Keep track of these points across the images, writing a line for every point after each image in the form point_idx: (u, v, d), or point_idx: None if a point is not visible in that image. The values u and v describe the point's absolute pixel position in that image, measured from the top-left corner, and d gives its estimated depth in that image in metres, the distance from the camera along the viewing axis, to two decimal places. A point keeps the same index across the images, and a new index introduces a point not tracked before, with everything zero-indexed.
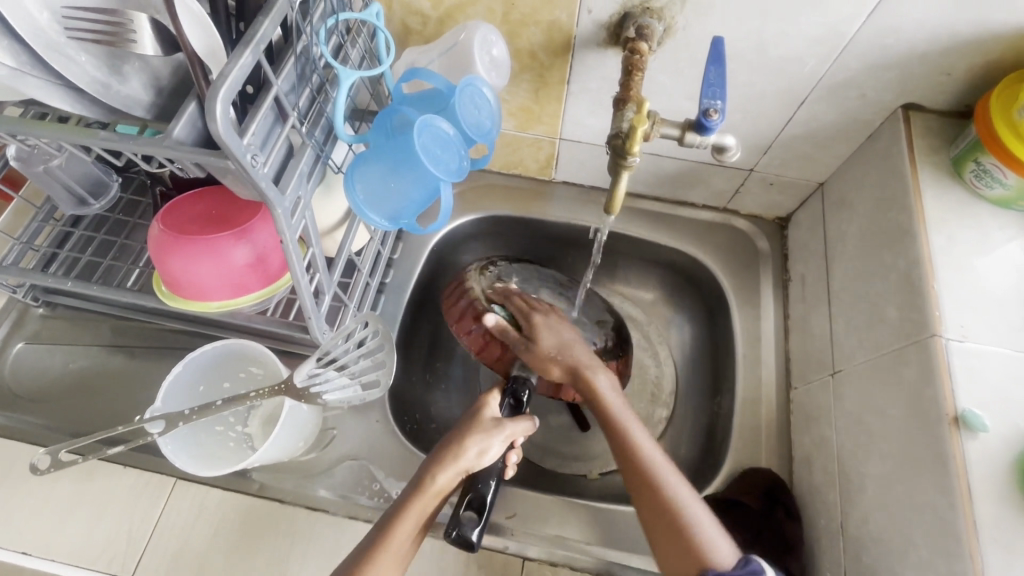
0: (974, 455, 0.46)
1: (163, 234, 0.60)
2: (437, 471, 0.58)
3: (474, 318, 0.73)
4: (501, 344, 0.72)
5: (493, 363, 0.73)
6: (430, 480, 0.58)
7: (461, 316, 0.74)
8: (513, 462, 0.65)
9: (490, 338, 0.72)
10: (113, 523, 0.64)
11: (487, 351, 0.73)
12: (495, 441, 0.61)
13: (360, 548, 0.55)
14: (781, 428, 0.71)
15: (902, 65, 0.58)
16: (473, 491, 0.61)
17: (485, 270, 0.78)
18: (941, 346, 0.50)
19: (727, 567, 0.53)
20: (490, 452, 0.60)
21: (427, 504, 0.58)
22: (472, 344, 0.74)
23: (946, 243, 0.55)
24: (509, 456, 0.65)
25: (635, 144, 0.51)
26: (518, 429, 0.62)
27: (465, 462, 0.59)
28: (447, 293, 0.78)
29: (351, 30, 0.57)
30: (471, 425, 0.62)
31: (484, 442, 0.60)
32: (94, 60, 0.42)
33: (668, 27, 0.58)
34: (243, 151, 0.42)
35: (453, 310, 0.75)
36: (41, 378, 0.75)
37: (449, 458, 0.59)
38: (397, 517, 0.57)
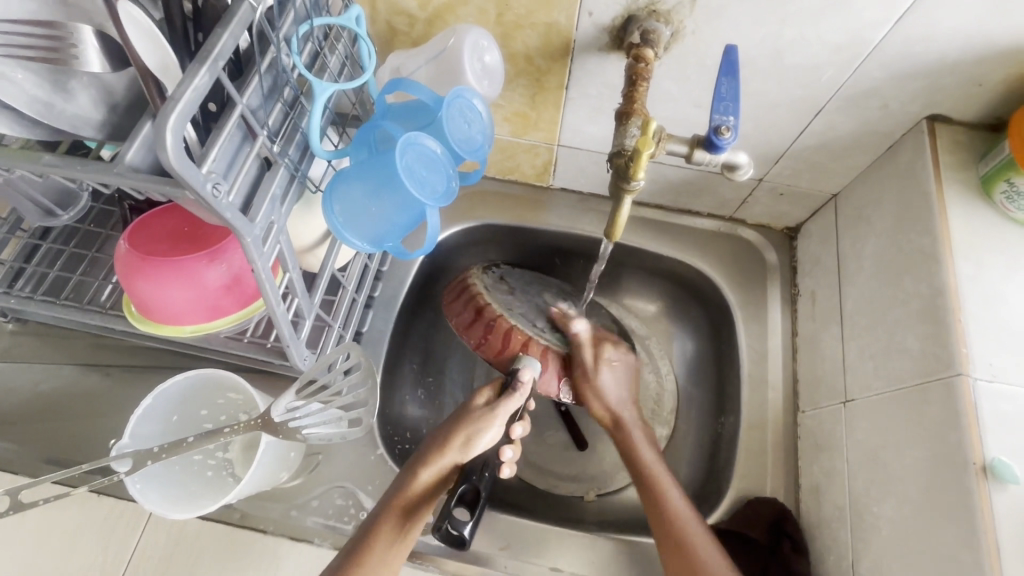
0: (1002, 507, 0.43)
1: (129, 254, 0.55)
2: (423, 466, 0.57)
3: (475, 310, 0.68)
4: (505, 336, 0.66)
5: (494, 359, 0.67)
6: (415, 478, 0.57)
7: (463, 311, 0.69)
8: (507, 457, 0.60)
9: (493, 329, 0.67)
10: (84, 558, 0.61)
11: (489, 345, 0.67)
12: (488, 428, 0.59)
13: (349, 547, 0.53)
14: (788, 453, 0.67)
15: (930, 74, 0.53)
16: (466, 483, 0.58)
17: (488, 270, 0.75)
18: (968, 386, 0.47)
19: None
20: (481, 438, 0.59)
21: (409, 501, 0.56)
22: (472, 338, 0.68)
23: (972, 272, 0.51)
24: (505, 450, 0.60)
25: (640, 169, 0.47)
26: (508, 406, 0.60)
27: (453, 454, 0.58)
28: (447, 293, 0.73)
29: (330, 36, 0.53)
30: (459, 417, 0.61)
31: (476, 429, 0.59)
32: (33, 77, 0.38)
33: (676, 32, 0.53)
34: (203, 181, 0.37)
35: (454, 307, 0.70)
36: (11, 399, 0.71)
37: (437, 449, 0.58)
38: (381, 516, 0.55)
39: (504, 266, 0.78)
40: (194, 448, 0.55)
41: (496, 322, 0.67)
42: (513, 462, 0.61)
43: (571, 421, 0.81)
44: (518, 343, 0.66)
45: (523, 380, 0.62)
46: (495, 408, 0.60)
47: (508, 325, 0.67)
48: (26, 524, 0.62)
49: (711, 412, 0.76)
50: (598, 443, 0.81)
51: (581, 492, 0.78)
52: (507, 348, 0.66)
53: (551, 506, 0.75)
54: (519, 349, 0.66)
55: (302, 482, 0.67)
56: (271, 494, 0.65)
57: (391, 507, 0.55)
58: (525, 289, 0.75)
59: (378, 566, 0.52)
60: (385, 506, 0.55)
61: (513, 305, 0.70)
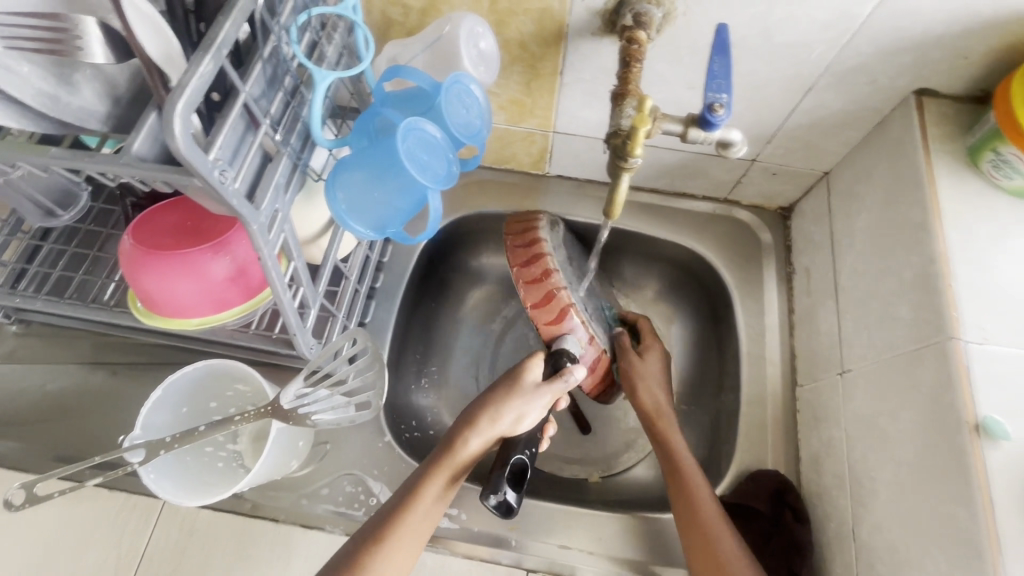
0: (995, 464, 0.45)
1: (133, 249, 0.56)
2: (469, 436, 0.56)
3: (542, 270, 0.66)
4: (563, 311, 0.64)
5: (541, 325, 0.65)
6: (462, 448, 0.56)
7: (527, 264, 0.66)
8: (548, 435, 0.65)
9: (553, 298, 0.65)
10: (98, 552, 0.61)
11: (543, 310, 0.65)
12: (536, 405, 0.58)
13: (394, 502, 0.54)
14: (787, 427, 0.69)
15: (917, 49, 0.54)
16: (516, 455, 0.59)
17: (555, 226, 0.73)
18: (960, 349, 0.48)
19: None
20: (529, 417, 0.58)
21: (455, 467, 0.56)
22: (530, 296, 0.65)
23: (962, 239, 0.53)
24: (547, 429, 0.65)
25: (636, 146, 0.48)
26: (558, 387, 0.59)
27: (502, 427, 0.57)
28: (509, 229, 0.71)
29: (327, 25, 0.53)
30: (510, 389, 0.58)
31: (526, 407, 0.58)
32: (38, 70, 0.38)
33: (668, 13, 0.54)
34: (211, 169, 0.38)
35: (518, 255, 0.67)
36: (17, 400, 0.71)
37: (487, 421, 0.57)
38: (424, 482, 0.55)
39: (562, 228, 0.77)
40: (204, 437, 0.56)
41: (558, 293, 0.65)
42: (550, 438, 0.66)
43: (574, 406, 0.82)
44: (571, 323, 0.65)
45: (574, 377, 0.60)
46: (547, 387, 0.59)
47: (569, 301, 0.65)
48: (39, 520, 0.62)
49: (712, 390, 0.77)
50: (601, 426, 0.83)
51: (585, 474, 0.79)
52: (559, 322, 0.65)
53: (557, 487, 0.76)
54: (569, 330, 0.65)
55: (312, 471, 0.68)
56: (281, 484, 0.66)
57: (434, 473, 0.55)
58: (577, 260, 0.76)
59: (420, 523, 0.54)
60: (428, 471, 0.56)
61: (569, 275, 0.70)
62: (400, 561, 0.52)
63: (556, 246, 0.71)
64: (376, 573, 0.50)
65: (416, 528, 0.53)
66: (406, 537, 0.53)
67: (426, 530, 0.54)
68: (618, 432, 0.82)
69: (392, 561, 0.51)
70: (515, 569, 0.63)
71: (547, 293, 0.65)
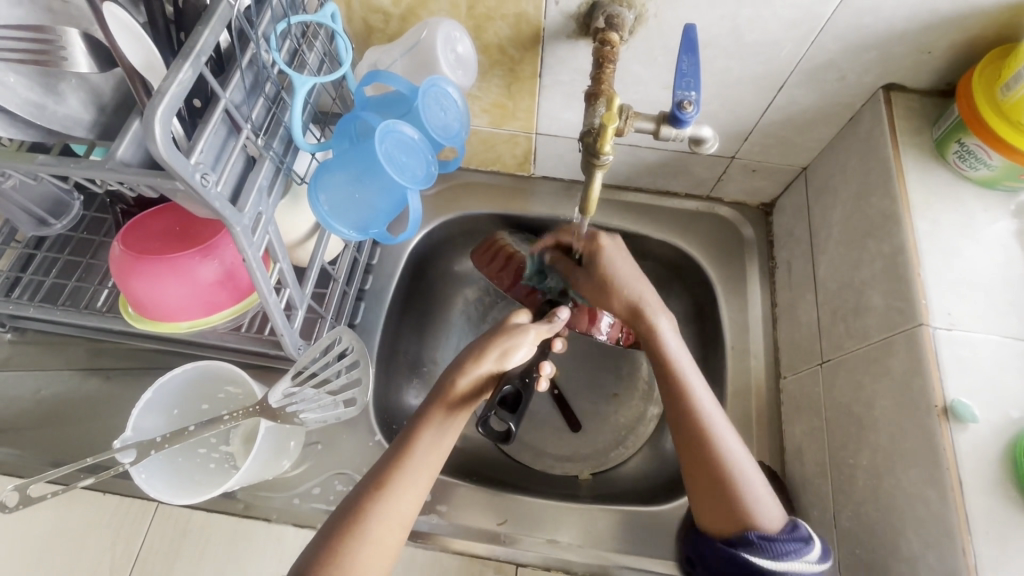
0: (964, 446, 0.46)
1: (123, 254, 0.57)
2: (459, 376, 0.58)
3: (506, 258, 0.78)
4: (535, 277, 0.76)
5: (524, 297, 0.77)
6: (452, 385, 0.58)
7: (493, 259, 0.79)
8: (547, 373, 0.64)
9: (523, 272, 0.77)
10: (92, 554, 0.62)
11: (519, 285, 0.77)
12: (522, 344, 0.60)
13: (393, 447, 0.56)
14: (771, 419, 0.70)
15: (882, 45, 0.56)
16: (509, 385, 0.65)
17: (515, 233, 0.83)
18: (929, 335, 0.49)
19: (773, 532, 0.52)
20: (515, 354, 0.60)
21: (450, 406, 0.57)
22: (505, 281, 0.78)
23: (930, 228, 0.54)
24: (544, 366, 0.63)
25: (607, 143, 0.50)
26: (541, 329, 0.61)
27: (488, 365, 0.59)
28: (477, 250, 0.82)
29: (308, 33, 0.55)
30: (493, 332, 0.62)
31: (511, 343, 0.60)
32: (24, 80, 0.40)
33: (640, 15, 0.56)
34: (192, 171, 0.39)
35: (486, 261, 0.79)
36: (13, 407, 0.72)
37: (473, 358, 0.59)
38: (421, 422, 0.56)
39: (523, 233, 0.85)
40: (194, 436, 0.57)
41: (526, 267, 0.77)
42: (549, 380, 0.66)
43: (563, 403, 0.82)
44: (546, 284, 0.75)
45: (559, 318, 0.64)
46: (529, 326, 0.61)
47: (537, 268, 0.76)
48: (33, 524, 0.63)
49: None
50: (591, 422, 0.84)
51: (575, 471, 0.80)
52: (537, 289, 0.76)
53: (547, 485, 0.77)
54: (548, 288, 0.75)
55: (303, 471, 0.69)
56: (272, 484, 0.67)
57: (431, 413, 0.57)
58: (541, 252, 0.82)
59: (424, 462, 0.55)
60: (424, 413, 0.57)
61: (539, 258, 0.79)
62: (402, 502, 0.52)
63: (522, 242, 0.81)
64: (378, 512, 0.51)
65: (417, 468, 0.54)
66: (408, 479, 0.53)
67: (432, 468, 0.55)
68: (608, 428, 0.83)
69: (395, 503, 0.52)
70: (505, 563, 0.64)
71: (517, 272, 0.77)
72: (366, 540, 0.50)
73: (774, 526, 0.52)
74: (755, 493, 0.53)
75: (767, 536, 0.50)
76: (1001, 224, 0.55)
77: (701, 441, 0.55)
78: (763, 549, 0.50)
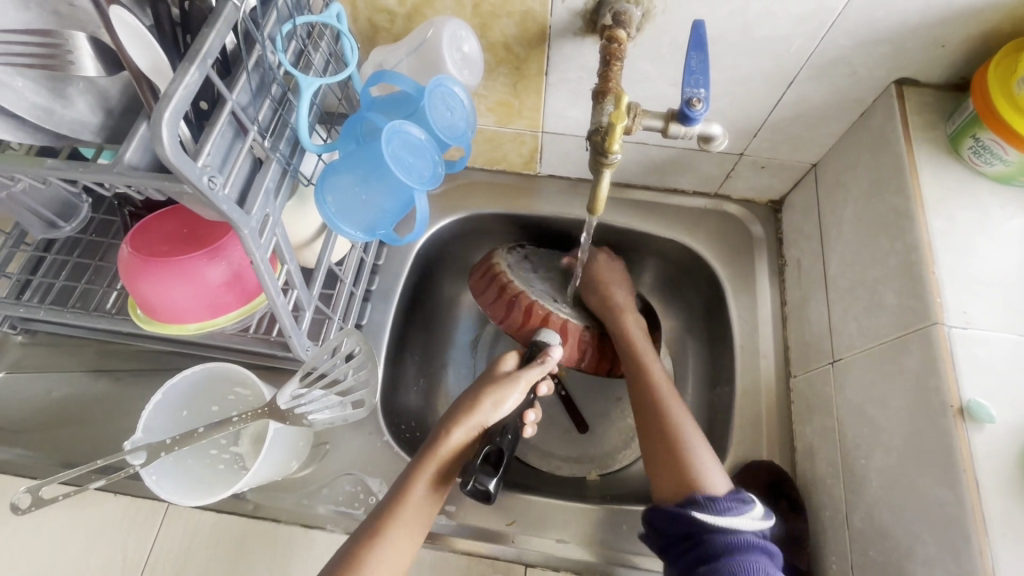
0: (981, 447, 0.45)
1: (132, 257, 0.57)
2: (453, 427, 0.59)
3: (500, 288, 0.75)
4: (528, 309, 0.74)
5: (515, 330, 0.75)
6: (446, 438, 0.58)
7: (487, 289, 0.76)
8: (531, 420, 0.64)
9: (516, 302, 0.74)
10: (105, 554, 0.62)
11: (511, 316, 0.74)
12: (513, 393, 0.61)
13: (382, 505, 0.55)
14: (782, 418, 0.69)
15: (895, 39, 0.55)
16: (490, 444, 0.59)
17: (513, 250, 0.80)
18: (944, 334, 0.48)
19: (719, 491, 0.54)
20: (507, 403, 0.60)
21: (437, 462, 0.57)
22: (496, 313, 0.75)
23: (945, 225, 0.53)
24: (527, 414, 0.64)
25: (615, 142, 0.49)
26: (534, 373, 0.62)
27: (481, 416, 0.59)
28: (473, 272, 0.79)
29: (313, 34, 0.55)
30: (483, 381, 0.62)
31: (503, 392, 0.60)
32: (32, 85, 0.40)
33: (647, 12, 0.55)
34: (199, 175, 0.39)
35: (479, 289, 0.77)
36: (26, 407, 0.73)
37: (463, 413, 0.59)
38: (414, 477, 0.56)
39: (529, 246, 0.83)
40: (204, 438, 0.57)
41: (519, 299, 0.74)
42: (535, 422, 0.65)
43: (571, 404, 0.82)
44: (539, 317, 0.74)
45: (552, 357, 0.64)
46: (519, 375, 0.61)
47: (530, 300, 0.74)
48: (46, 524, 0.64)
49: (708, 384, 0.78)
50: (599, 423, 0.83)
51: (583, 472, 0.80)
52: (528, 321, 0.74)
53: (556, 485, 0.76)
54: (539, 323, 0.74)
55: (312, 472, 0.68)
56: (281, 485, 0.67)
57: (423, 470, 0.56)
58: (546, 267, 0.80)
59: (414, 520, 0.55)
60: (416, 469, 0.57)
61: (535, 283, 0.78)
62: (396, 553, 0.53)
63: (519, 266, 0.78)
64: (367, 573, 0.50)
65: (406, 525, 0.54)
66: (397, 535, 0.53)
67: (423, 526, 0.55)
68: (615, 429, 0.83)
69: (381, 563, 0.51)
70: (514, 564, 0.64)
71: (507, 303, 0.74)
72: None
73: (719, 488, 0.54)
74: (709, 466, 0.56)
75: (711, 496, 0.53)
76: (1016, 220, 0.54)
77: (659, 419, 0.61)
78: (706, 507, 0.52)
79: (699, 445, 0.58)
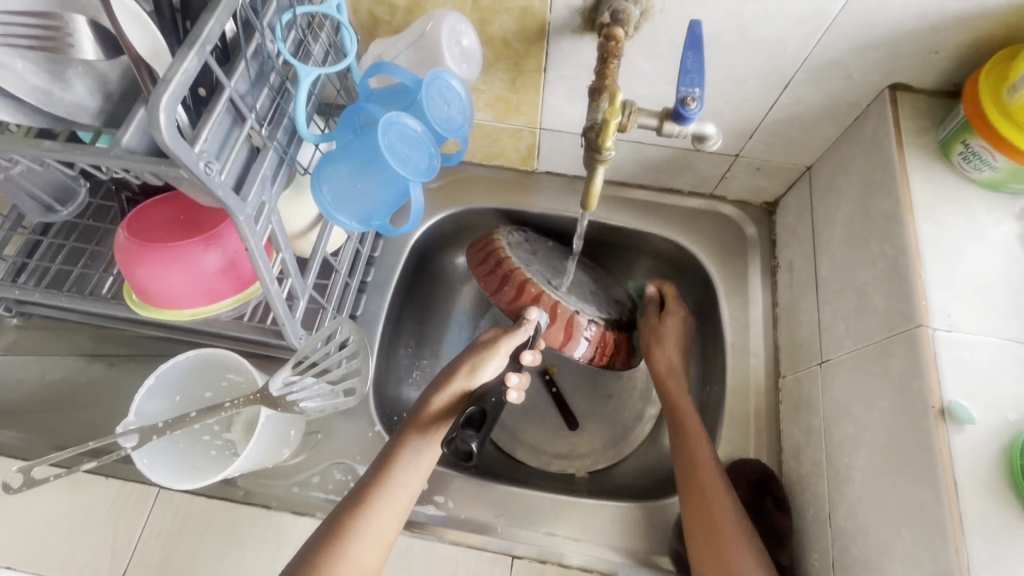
0: (961, 447, 0.46)
1: (128, 241, 0.57)
2: (435, 394, 0.61)
3: (495, 263, 0.73)
4: (520, 285, 0.70)
5: (506, 306, 0.71)
6: (430, 401, 0.61)
7: (483, 262, 0.74)
8: (513, 383, 0.59)
9: (509, 278, 0.71)
10: (95, 536, 0.63)
11: (502, 293, 0.71)
12: (495, 357, 0.63)
13: (377, 465, 0.57)
14: (769, 418, 0.70)
15: (890, 44, 0.55)
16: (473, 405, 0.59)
17: (513, 231, 0.78)
18: (928, 336, 0.49)
19: None
20: (486, 368, 0.63)
21: (426, 423, 0.59)
22: (489, 286, 0.72)
23: (934, 229, 0.54)
24: (509, 377, 0.59)
25: (608, 138, 0.49)
26: (515, 338, 0.65)
27: (460, 381, 0.62)
28: (472, 246, 0.77)
29: (313, 24, 0.55)
30: (466, 351, 0.65)
31: (479, 359, 0.63)
32: (32, 66, 0.40)
33: (645, 11, 0.55)
34: (196, 160, 0.39)
35: (477, 262, 0.74)
36: (19, 389, 0.73)
37: (445, 380, 0.62)
38: (399, 446, 0.58)
39: (530, 232, 0.82)
40: (196, 423, 0.58)
41: (512, 274, 0.71)
42: (519, 389, 0.59)
43: (561, 402, 0.83)
44: (530, 295, 0.70)
45: (530, 319, 0.66)
46: (501, 337, 0.64)
47: (524, 277, 0.70)
48: (38, 504, 0.64)
49: (698, 383, 0.79)
50: (589, 419, 0.84)
51: (572, 469, 0.80)
52: (520, 297, 0.70)
53: (545, 480, 0.77)
54: (530, 301, 0.70)
55: (303, 460, 0.69)
56: (272, 472, 0.68)
57: (408, 438, 0.58)
58: (544, 254, 0.79)
59: (407, 478, 0.56)
60: (401, 439, 0.59)
61: (531, 263, 0.75)
62: (392, 512, 0.54)
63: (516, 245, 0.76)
64: (363, 530, 0.52)
65: (399, 483, 0.56)
66: (391, 493, 0.55)
67: (417, 485, 0.57)
68: (605, 426, 0.83)
69: (376, 518, 0.53)
70: (501, 556, 0.64)
71: (501, 277, 0.72)
72: (352, 560, 0.51)
73: None
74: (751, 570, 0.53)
75: None
76: (1004, 227, 0.54)
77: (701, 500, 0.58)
78: None
79: (743, 545, 0.54)
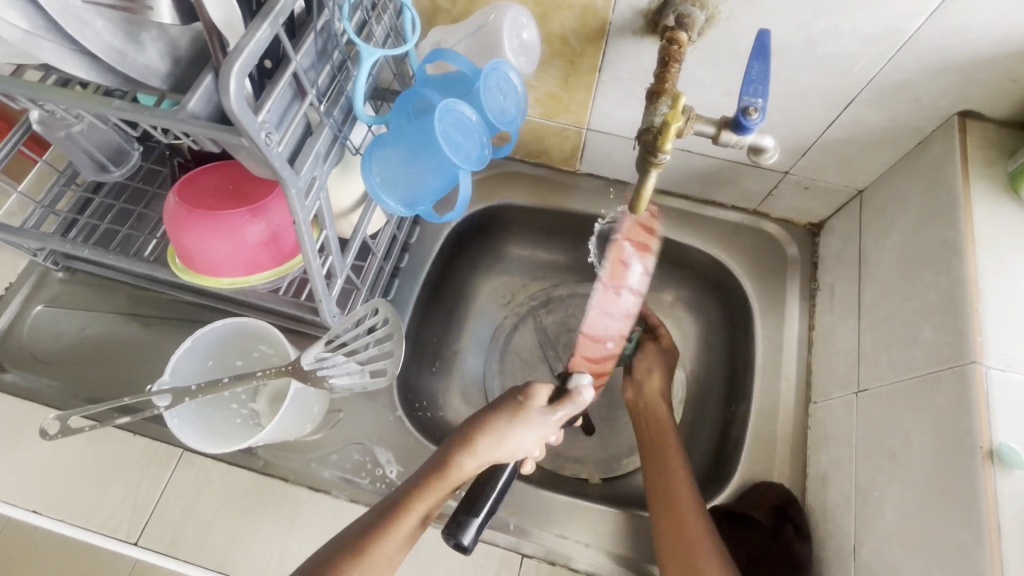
0: (1007, 492, 0.44)
1: (177, 206, 0.59)
2: (468, 461, 0.54)
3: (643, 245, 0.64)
4: (620, 270, 0.63)
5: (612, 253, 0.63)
6: (457, 467, 0.54)
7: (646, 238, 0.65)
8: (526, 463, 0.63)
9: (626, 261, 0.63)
10: (119, 491, 0.65)
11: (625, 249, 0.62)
12: (538, 432, 0.56)
13: (376, 516, 0.52)
14: (796, 443, 0.68)
15: (964, 69, 0.53)
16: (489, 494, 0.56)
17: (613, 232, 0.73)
18: (980, 374, 0.47)
19: None
20: (528, 443, 0.56)
21: (444, 490, 0.53)
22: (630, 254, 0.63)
23: (994, 264, 0.52)
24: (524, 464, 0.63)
25: (667, 141, 0.48)
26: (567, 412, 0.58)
27: (498, 454, 0.55)
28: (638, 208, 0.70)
29: (377, 7, 0.56)
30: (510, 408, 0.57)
31: (527, 433, 0.56)
32: (111, 26, 0.41)
33: (711, 17, 0.55)
34: (258, 129, 0.40)
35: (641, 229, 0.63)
36: (57, 341, 0.75)
37: (477, 447, 0.54)
38: (415, 494, 0.53)
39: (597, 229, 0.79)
40: (227, 389, 0.59)
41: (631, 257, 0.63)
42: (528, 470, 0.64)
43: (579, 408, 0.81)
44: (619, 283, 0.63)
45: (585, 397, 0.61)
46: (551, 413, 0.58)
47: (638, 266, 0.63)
48: (69, 453, 0.66)
49: (724, 400, 0.77)
50: (608, 425, 0.83)
51: (585, 474, 0.79)
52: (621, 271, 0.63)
53: (557, 483, 0.76)
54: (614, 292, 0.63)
55: (323, 437, 0.70)
56: (293, 445, 0.69)
57: (425, 489, 0.53)
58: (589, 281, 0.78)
59: (403, 540, 0.52)
60: (419, 485, 0.54)
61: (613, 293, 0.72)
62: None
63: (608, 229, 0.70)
64: None
65: (395, 546, 0.51)
66: (383, 553, 0.51)
67: (405, 549, 0.53)
68: (624, 434, 0.82)
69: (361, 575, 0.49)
70: (511, 552, 0.64)
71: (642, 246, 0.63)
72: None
73: None
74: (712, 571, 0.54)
75: None
76: None
77: (681, 543, 0.56)
78: None
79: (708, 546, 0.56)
